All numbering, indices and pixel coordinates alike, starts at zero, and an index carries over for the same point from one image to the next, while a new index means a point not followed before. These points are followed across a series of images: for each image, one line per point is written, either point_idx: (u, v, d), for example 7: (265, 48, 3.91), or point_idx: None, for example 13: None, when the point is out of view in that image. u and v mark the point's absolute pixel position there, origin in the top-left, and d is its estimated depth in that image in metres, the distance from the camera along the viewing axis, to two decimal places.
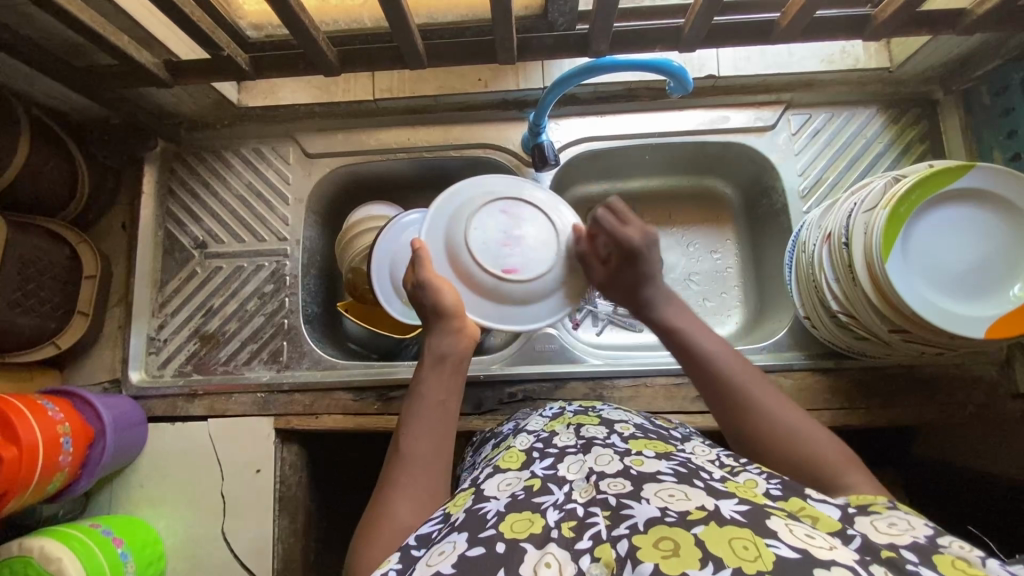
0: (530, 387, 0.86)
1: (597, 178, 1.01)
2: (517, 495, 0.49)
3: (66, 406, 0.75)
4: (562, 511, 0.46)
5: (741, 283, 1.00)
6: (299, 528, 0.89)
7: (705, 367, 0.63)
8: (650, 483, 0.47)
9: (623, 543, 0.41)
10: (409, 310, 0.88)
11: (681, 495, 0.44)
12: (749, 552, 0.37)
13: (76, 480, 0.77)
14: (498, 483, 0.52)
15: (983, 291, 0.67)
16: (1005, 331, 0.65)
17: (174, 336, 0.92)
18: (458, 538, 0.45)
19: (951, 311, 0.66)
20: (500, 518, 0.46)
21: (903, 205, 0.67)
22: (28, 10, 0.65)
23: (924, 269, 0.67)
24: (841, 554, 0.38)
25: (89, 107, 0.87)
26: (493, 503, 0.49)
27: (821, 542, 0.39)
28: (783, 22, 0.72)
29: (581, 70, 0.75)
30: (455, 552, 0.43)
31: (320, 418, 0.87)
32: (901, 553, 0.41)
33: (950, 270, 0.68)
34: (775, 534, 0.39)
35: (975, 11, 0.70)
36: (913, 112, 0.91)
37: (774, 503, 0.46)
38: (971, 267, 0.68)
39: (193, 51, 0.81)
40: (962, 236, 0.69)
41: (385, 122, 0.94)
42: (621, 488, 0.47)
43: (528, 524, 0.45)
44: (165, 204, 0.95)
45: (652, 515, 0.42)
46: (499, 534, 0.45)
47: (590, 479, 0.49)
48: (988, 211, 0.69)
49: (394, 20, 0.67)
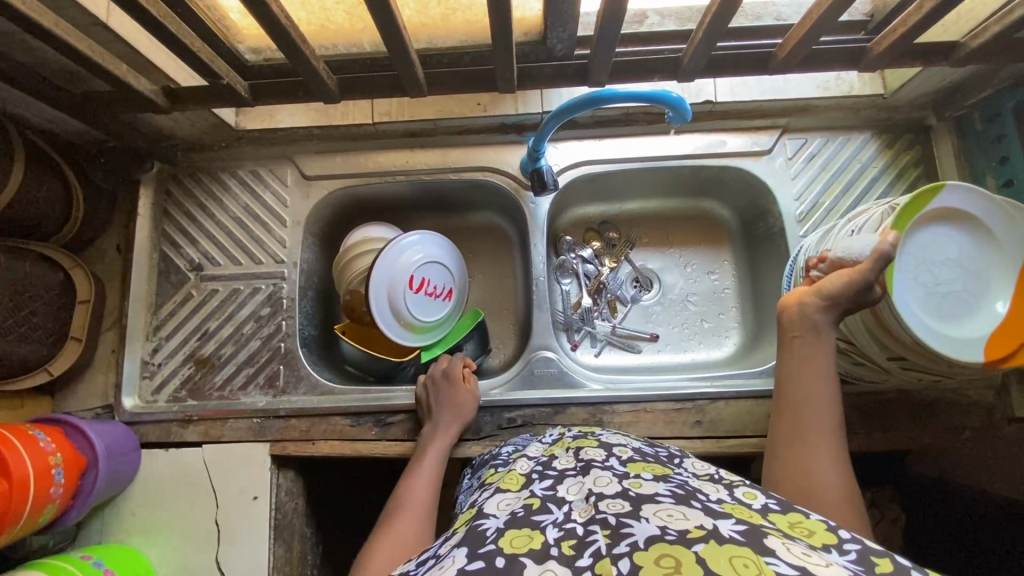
0: (529, 412, 0.86)
1: (594, 200, 1.02)
2: (517, 512, 0.49)
3: (57, 435, 0.74)
4: (562, 530, 0.45)
5: (739, 304, 1.01)
6: (296, 556, 0.87)
7: (785, 387, 0.65)
8: (647, 503, 0.46)
9: (625, 560, 0.40)
10: (411, 330, 0.90)
11: (680, 514, 0.44)
12: (750, 570, 0.37)
13: (66, 511, 0.75)
14: (498, 502, 0.52)
15: (971, 313, 0.68)
16: (998, 353, 0.66)
17: (168, 360, 0.90)
18: (458, 553, 0.44)
19: (947, 336, 0.66)
20: (499, 534, 0.45)
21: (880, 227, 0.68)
22: (23, 39, 0.65)
23: (920, 297, 0.68)
24: (837, 570, 0.38)
25: (83, 131, 0.86)
26: (493, 520, 0.48)
27: (818, 559, 0.39)
28: (781, 55, 0.73)
29: (581, 101, 0.76)
30: (455, 566, 0.42)
31: (317, 444, 0.85)
32: (894, 559, 0.40)
33: (944, 299, 0.68)
34: (773, 552, 0.39)
35: (969, 44, 0.71)
36: (906, 137, 0.92)
37: (769, 519, 0.45)
38: (957, 295, 0.69)
39: (192, 78, 0.81)
40: (943, 263, 0.70)
41: (384, 145, 0.94)
42: (620, 507, 0.46)
43: (528, 540, 0.44)
44: (161, 226, 0.94)
45: (651, 533, 0.42)
46: (499, 549, 0.43)
47: (589, 499, 0.48)
48: (974, 234, 0.69)
49: (396, 51, 0.67)
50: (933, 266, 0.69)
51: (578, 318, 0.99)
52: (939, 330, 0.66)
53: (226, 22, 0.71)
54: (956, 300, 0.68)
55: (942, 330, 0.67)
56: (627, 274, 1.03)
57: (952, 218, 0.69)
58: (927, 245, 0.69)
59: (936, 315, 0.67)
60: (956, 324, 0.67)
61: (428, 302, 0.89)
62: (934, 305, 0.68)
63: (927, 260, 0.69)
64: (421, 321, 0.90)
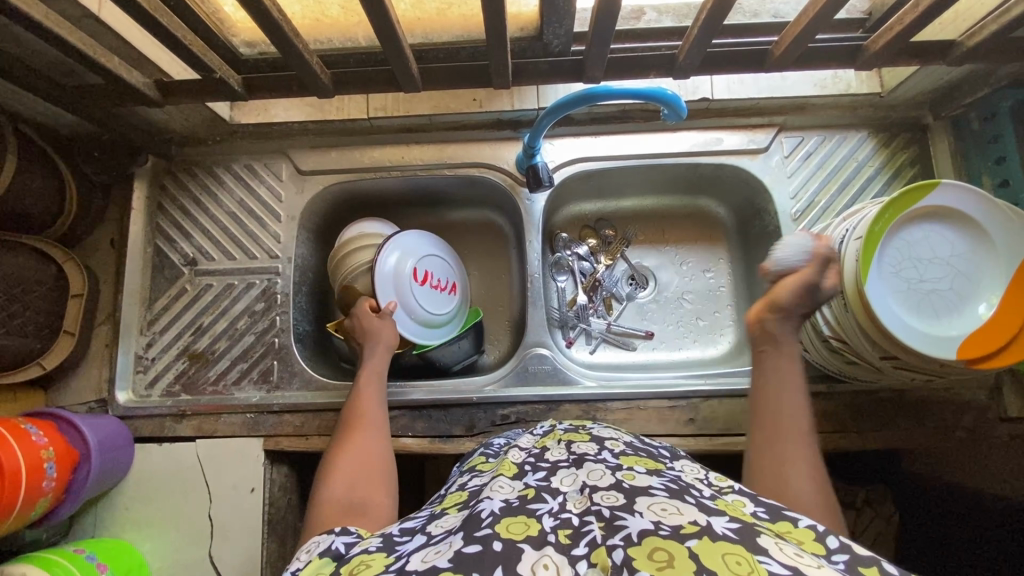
0: (522, 409, 0.86)
1: (590, 197, 1.02)
2: (512, 500, 0.48)
3: (50, 429, 0.74)
4: (557, 519, 0.45)
5: (734, 302, 1.01)
6: (288, 551, 0.87)
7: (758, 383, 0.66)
8: (642, 496, 0.46)
9: (619, 551, 0.40)
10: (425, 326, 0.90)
11: (674, 509, 0.44)
12: (742, 567, 0.37)
13: (58, 504, 0.75)
14: (494, 487, 0.51)
15: (954, 311, 0.68)
16: (979, 351, 0.65)
17: (162, 354, 0.90)
18: (454, 538, 0.44)
19: (924, 333, 0.67)
20: (495, 519, 0.45)
21: (878, 224, 0.68)
22: (15, 31, 0.64)
23: (900, 293, 0.68)
24: (829, 572, 0.38)
25: (77, 124, 0.86)
26: (489, 504, 0.48)
27: (810, 560, 0.39)
28: (778, 51, 0.72)
29: (576, 97, 0.75)
30: (451, 550, 0.42)
31: (310, 440, 0.85)
32: (882, 568, 0.40)
33: (927, 297, 0.69)
34: (766, 551, 0.39)
35: (967, 42, 0.70)
36: (903, 136, 0.92)
37: (760, 521, 0.45)
38: (940, 293, 0.69)
39: (185, 71, 0.81)
40: (930, 261, 0.70)
41: (379, 140, 0.94)
42: (614, 500, 0.46)
43: (525, 527, 0.44)
44: (155, 220, 0.94)
45: (645, 527, 0.41)
46: (496, 534, 0.43)
47: (584, 491, 0.48)
48: (964, 233, 0.70)
49: (390, 46, 0.67)
50: (909, 259, 0.70)
51: (573, 315, 0.99)
52: (907, 320, 0.67)
53: (220, 15, 0.70)
54: (927, 291, 0.69)
55: (909, 318, 0.68)
56: (622, 271, 1.02)
57: (928, 212, 0.70)
58: (905, 238, 0.70)
59: (905, 304, 0.68)
60: (925, 314, 0.68)
61: (434, 295, 0.91)
62: (902, 295, 0.68)
63: (900, 251, 0.70)
64: (430, 315, 0.90)
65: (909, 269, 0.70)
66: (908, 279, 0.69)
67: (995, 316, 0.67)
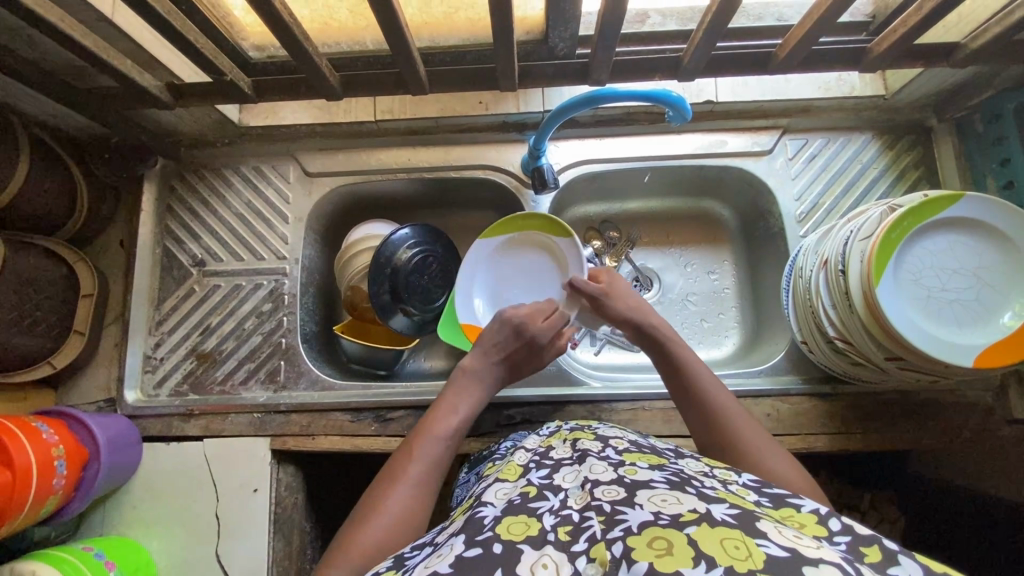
0: (527, 409, 0.87)
1: (594, 199, 1.03)
2: (514, 500, 0.49)
3: (60, 426, 0.75)
4: (558, 516, 0.46)
5: (739, 305, 1.01)
6: (294, 550, 0.88)
7: (682, 390, 0.68)
8: (643, 489, 0.46)
9: (618, 544, 0.40)
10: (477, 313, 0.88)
11: (673, 499, 0.44)
12: (740, 552, 0.37)
13: (68, 503, 0.76)
14: (496, 492, 0.51)
15: (979, 321, 0.67)
16: (1001, 359, 0.65)
17: (171, 354, 0.91)
18: (456, 541, 0.44)
19: (949, 344, 0.66)
20: (496, 522, 0.45)
21: (894, 230, 0.68)
22: (29, 32, 0.65)
23: (922, 304, 0.67)
24: (829, 553, 0.38)
25: (88, 125, 0.87)
26: (491, 508, 0.48)
27: (809, 542, 0.39)
28: (782, 54, 0.73)
29: (581, 99, 0.76)
30: (452, 554, 0.43)
31: (317, 439, 0.86)
32: (882, 546, 0.40)
33: (951, 308, 0.68)
34: (765, 535, 0.39)
35: (970, 44, 0.71)
36: (907, 138, 0.92)
37: (761, 509, 0.45)
38: (962, 303, 0.68)
39: (196, 74, 0.82)
40: (954, 271, 0.70)
41: (385, 142, 0.95)
42: (615, 495, 0.46)
43: (525, 527, 0.44)
44: (164, 221, 0.95)
45: (645, 518, 0.42)
46: (496, 535, 0.43)
47: (585, 487, 0.49)
48: (982, 242, 0.69)
49: (398, 49, 0.68)
50: (931, 271, 0.69)
51: None
52: (936, 333, 0.66)
53: (230, 19, 0.72)
54: (954, 303, 0.68)
55: (937, 329, 0.67)
56: (628, 273, 1.03)
57: (947, 224, 0.69)
58: (925, 250, 0.69)
59: (931, 316, 0.67)
60: (952, 325, 0.67)
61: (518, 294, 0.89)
62: (927, 307, 0.67)
63: (922, 262, 0.69)
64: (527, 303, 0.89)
65: (931, 280, 0.69)
66: (931, 292, 0.68)
67: (1021, 325, 0.66)
